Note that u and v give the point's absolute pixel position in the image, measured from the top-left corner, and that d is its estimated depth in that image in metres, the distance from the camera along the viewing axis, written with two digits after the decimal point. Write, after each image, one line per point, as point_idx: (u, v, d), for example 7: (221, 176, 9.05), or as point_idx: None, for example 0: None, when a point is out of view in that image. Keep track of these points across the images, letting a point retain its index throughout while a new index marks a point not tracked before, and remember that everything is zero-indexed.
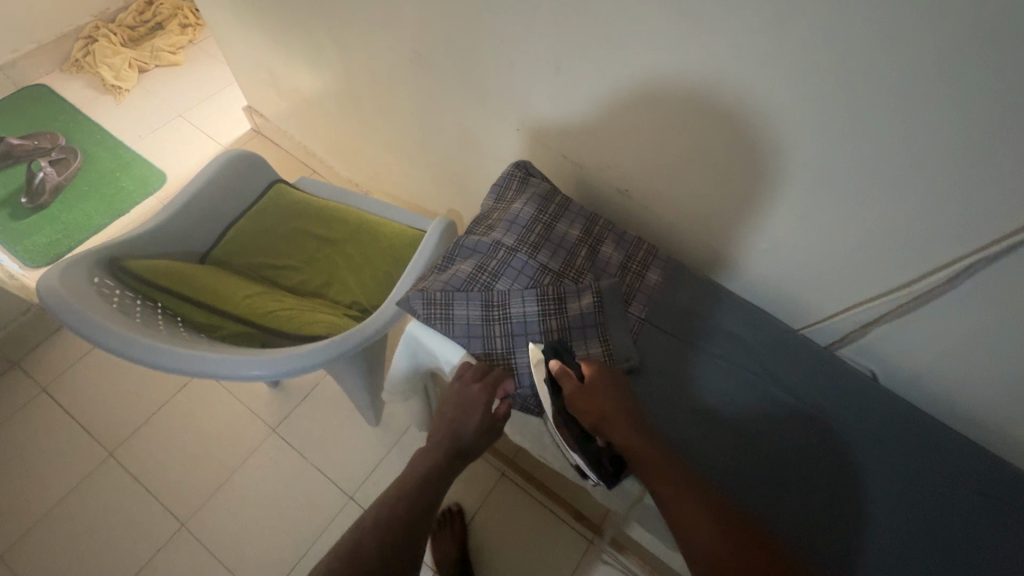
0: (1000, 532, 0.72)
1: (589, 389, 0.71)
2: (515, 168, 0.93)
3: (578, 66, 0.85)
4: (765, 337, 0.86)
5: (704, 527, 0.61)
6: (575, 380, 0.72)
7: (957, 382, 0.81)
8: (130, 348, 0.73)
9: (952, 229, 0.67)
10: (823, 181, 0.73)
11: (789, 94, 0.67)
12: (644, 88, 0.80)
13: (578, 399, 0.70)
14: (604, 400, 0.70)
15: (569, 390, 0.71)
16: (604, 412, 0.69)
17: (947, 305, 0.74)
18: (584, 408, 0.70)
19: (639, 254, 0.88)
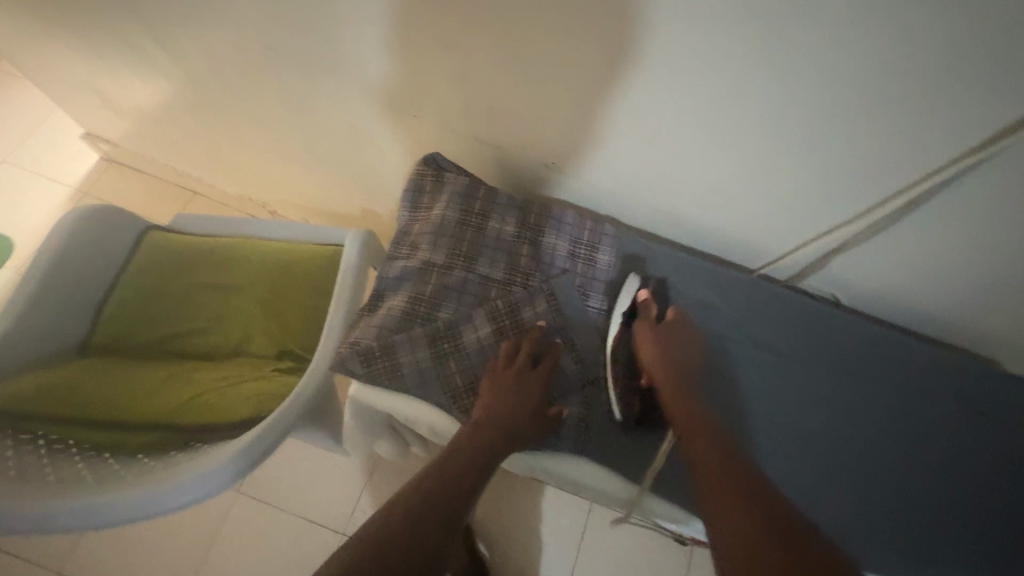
0: (982, 432, 0.73)
1: (661, 331, 0.70)
2: (425, 166, 0.80)
3: (472, 38, 0.71)
4: (727, 293, 0.79)
5: (719, 489, 0.53)
6: (651, 320, 0.70)
7: (911, 293, 0.81)
8: (32, 520, 0.61)
9: (912, 152, 0.62)
10: (772, 125, 0.66)
11: (721, 38, 0.58)
12: (558, 56, 0.68)
13: (644, 339, 0.70)
14: (668, 343, 0.69)
15: (637, 325, 0.71)
16: (665, 358, 0.67)
17: (906, 227, 0.71)
18: (647, 348, 0.69)
19: (586, 235, 0.77)
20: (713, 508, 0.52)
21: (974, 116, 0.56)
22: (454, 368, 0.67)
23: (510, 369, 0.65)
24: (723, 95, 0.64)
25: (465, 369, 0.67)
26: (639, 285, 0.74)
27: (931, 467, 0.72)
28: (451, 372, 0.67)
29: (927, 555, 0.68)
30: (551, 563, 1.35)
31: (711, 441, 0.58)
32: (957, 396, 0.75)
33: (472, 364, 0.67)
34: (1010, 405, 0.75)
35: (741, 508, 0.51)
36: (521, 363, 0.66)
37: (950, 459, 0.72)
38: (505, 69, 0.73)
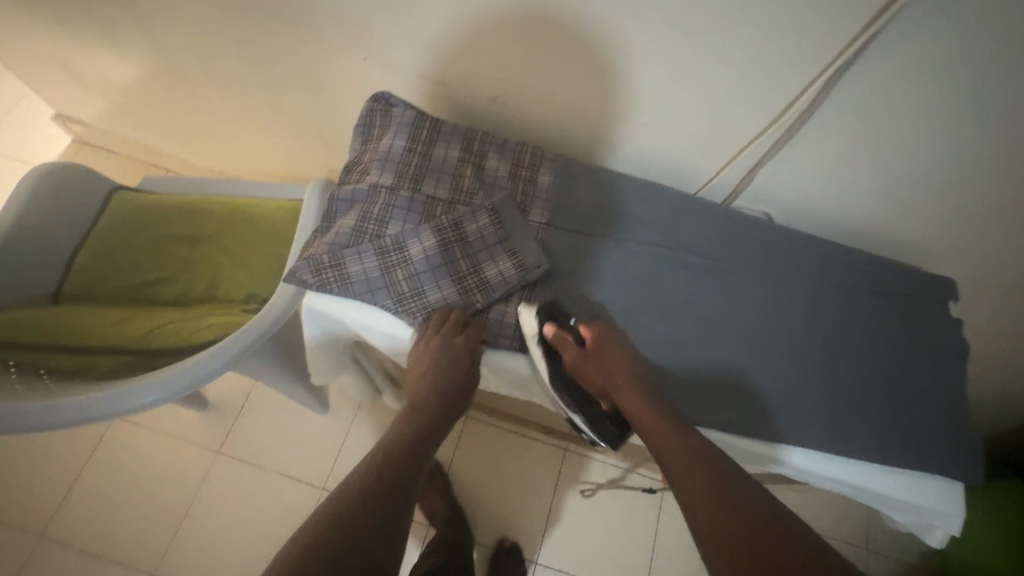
0: (898, 321, 0.79)
1: (590, 358, 0.70)
2: (374, 102, 0.85)
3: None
4: (661, 207, 0.82)
5: (694, 493, 0.56)
6: (573, 348, 0.70)
7: (835, 201, 0.87)
8: (5, 418, 0.69)
9: (817, 40, 0.66)
10: (689, 27, 0.70)
11: None
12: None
13: (582, 371, 0.69)
14: (603, 370, 0.68)
15: (568, 357, 0.70)
16: (610, 383, 0.67)
17: (821, 125, 0.76)
18: (590, 376, 0.70)
19: (526, 159, 0.82)
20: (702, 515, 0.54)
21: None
22: (400, 276, 0.71)
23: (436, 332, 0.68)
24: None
25: (411, 277, 0.71)
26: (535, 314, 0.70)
27: (852, 353, 0.77)
28: (397, 280, 0.71)
29: (848, 428, 0.72)
30: (528, 507, 1.39)
31: (681, 446, 0.60)
32: (877, 291, 0.81)
33: (417, 273, 0.71)
34: (921, 299, 0.81)
35: (722, 511, 0.53)
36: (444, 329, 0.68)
37: (869, 345, 0.77)
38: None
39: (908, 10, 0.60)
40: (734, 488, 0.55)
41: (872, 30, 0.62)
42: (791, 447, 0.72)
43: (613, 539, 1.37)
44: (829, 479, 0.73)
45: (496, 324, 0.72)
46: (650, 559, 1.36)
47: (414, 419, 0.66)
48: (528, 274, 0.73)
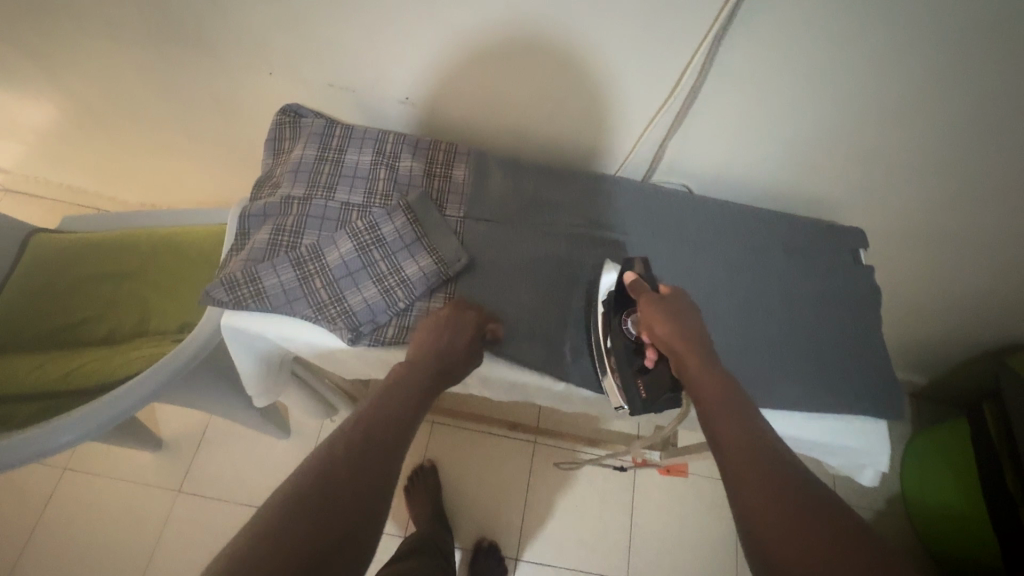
0: (811, 272, 0.82)
1: (667, 307, 0.64)
2: (282, 116, 0.84)
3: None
4: (576, 190, 0.84)
5: (740, 472, 0.49)
6: (650, 295, 0.65)
7: (742, 164, 0.91)
8: None
9: (698, 7, 0.68)
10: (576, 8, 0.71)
11: None
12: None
13: (653, 315, 0.63)
14: (678, 317, 0.63)
15: (641, 301, 0.65)
16: (678, 336, 0.61)
17: (717, 90, 0.79)
18: (657, 326, 0.63)
19: (439, 156, 0.82)
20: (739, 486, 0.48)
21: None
22: (319, 284, 0.70)
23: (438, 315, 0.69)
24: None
25: (330, 284, 0.71)
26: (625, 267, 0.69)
27: (772, 307, 0.80)
28: (316, 289, 0.70)
29: (775, 380, 0.75)
30: (504, 505, 1.39)
31: (735, 417, 0.54)
32: (789, 247, 0.84)
33: (336, 279, 0.71)
34: (830, 250, 0.84)
35: (766, 486, 0.47)
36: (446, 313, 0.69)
37: (787, 298, 0.80)
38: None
39: None
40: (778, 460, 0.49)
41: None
42: None
43: (590, 523, 1.38)
44: (806, 442, 0.75)
45: (419, 319, 0.71)
46: (628, 539, 1.37)
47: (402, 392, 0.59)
48: (448, 268, 0.74)
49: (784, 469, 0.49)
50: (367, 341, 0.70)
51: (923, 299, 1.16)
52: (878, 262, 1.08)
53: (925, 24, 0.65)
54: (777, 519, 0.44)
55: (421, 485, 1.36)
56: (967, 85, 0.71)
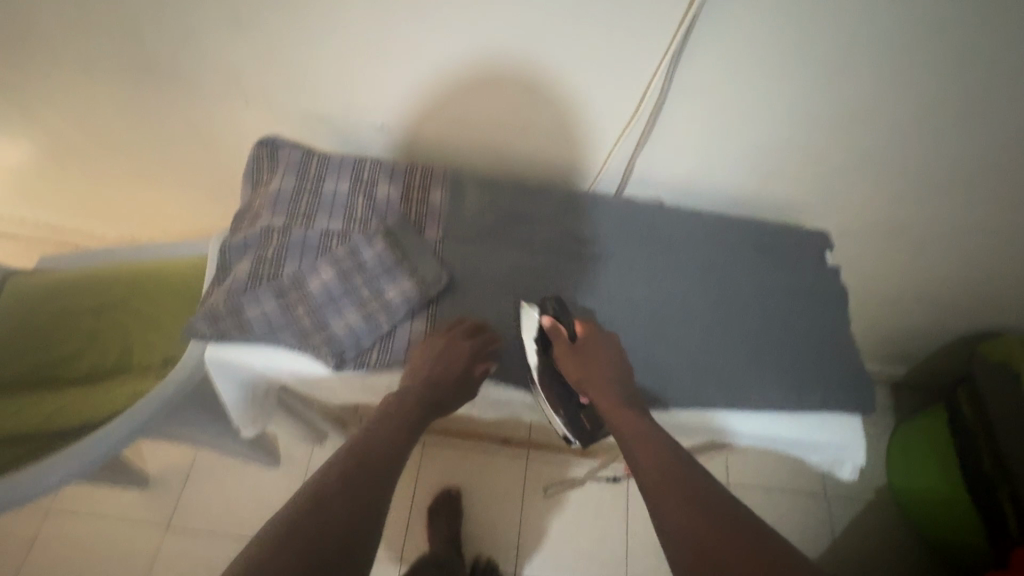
0: (781, 274, 0.85)
1: (580, 351, 0.71)
2: (259, 147, 0.85)
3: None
4: (551, 207, 0.86)
5: (668, 499, 0.54)
6: (564, 341, 0.71)
7: (709, 174, 0.94)
8: None
9: (655, 21, 0.72)
10: (541, 27, 0.75)
11: None
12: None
13: (565, 362, 0.71)
14: (590, 362, 0.70)
15: (557, 351, 0.72)
16: (591, 377, 0.68)
17: (679, 104, 0.83)
18: (574, 371, 0.70)
19: (416, 180, 0.84)
20: (661, 510, 0.54)
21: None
22: (302, 312, 0.72)
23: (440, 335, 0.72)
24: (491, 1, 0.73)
25: (312, 311, 0.72)
26: (539, 313, 0.74)
27: (745, 310, 0.82)
28: (299, 317, 0.71)
29: (753, 380, 0.77)
30: (499, 521, 1.39)
31: (656, 445, 0.59)
32: (760, 251, 0.87)
33: (319, 306, 0.72)
34: (798, 252, 0.88)
35: (684, 511, 0.53)
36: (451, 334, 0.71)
37: (759, 301, 0.83)
38: (306, 24, 0.80)
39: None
40: (709, 495, 0.54)
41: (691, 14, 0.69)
42: (700, 412, 0.76)
43: (587, 534, 1.38)
44: (789, 442, 0.77)
45: (403, 342, 0.73)
46: (626, 547, 1.37)
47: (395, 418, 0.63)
48: (429, 289, 0.75)
49: (705, 493, 0.54)
50: (352, 367, 0.71)
51: (892, 293, 1.20)
52: (846, 260, 1.12)
53: (865, 25, 0.69)
54: (712, 543, 0.49)
55: (445, 508, 1.36)
56: (910, 83, 0.76)
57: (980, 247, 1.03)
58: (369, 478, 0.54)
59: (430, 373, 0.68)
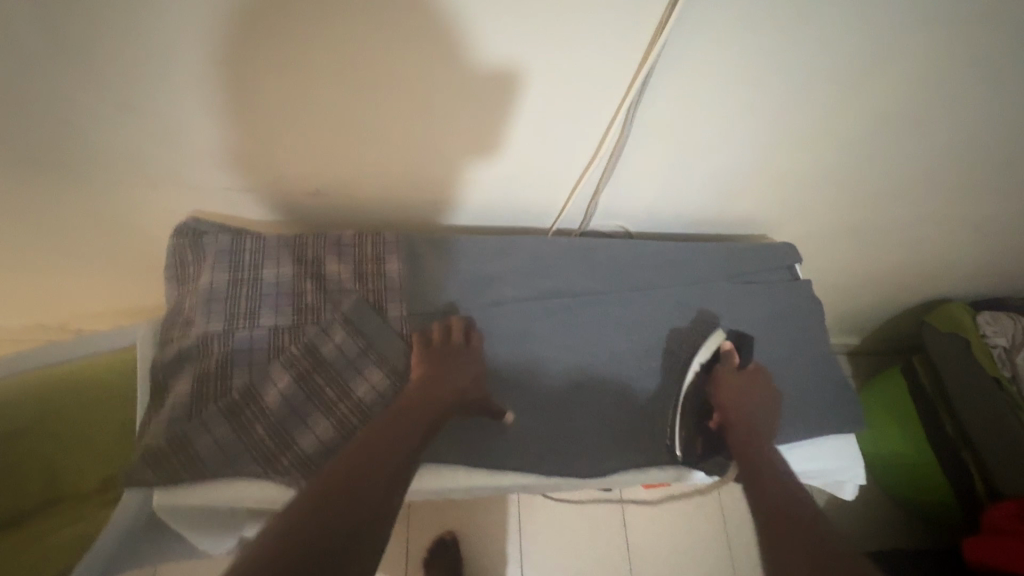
0: (758, 296, 0.85)
1: (745, 378, 0.75)
2: (178, 236, 0.74)
3: (169, 71, 0.64)
4: (519, 261, 0.81)
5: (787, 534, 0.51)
6: (732, 367, 0.76)
7: (671, 200, 0.92)
8: None
9: (616, 62, 0.67)
10: (495, 79, 0.68)
11: (388, 37, 0.62)
12: (268, 60, 0.65)
13: (727, 382, 0.74)
14: (750, 391, 0.73)
15: (718, 373, 0.75)
16: (745, 404, 0.71)
17: (639, 143, 0.79)
18: (730, 393, 0.73)
19: (368, 251, 0.76)
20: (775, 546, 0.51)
21: (648, 8, 0.60)
22: (262, 431, 0.63)
23: (445, 345, 0.71)
24: (438, 57, 0.65)
25: (275, 428, 0.63)
26: (724, 337, 0.78)
27: (730, 342, 0.81)
28: (260, 437, 0.63)
29: None
30: None
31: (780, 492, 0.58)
32: (734, 276, 0.86)
33: (280, 420, 0.64)
34: (770, 271, 0.87)
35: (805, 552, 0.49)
36: (455, 341, 0.71)
37: (741, 330, 0.82)
38: (222, 95, 0.68)
39: (669, 44, 0.65)
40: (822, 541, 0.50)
41: (647, 68, 0.67)
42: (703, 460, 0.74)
43: None
44: (790, 472, 0.77)
45: None
46: None
47: (410, 411, 0.62)
48: (403, 377, 0.68)
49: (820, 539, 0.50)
50: None
51: (850, 280, 1.24)
52: (805, 257, 1.14)
53: (833, 49, 0.67)
54: None
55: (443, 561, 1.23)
56: (871, 97, 0.75)
57: (924, 232, 1.08)
58: (384, 473, 0.53)
59: (429, 368, 0.68)
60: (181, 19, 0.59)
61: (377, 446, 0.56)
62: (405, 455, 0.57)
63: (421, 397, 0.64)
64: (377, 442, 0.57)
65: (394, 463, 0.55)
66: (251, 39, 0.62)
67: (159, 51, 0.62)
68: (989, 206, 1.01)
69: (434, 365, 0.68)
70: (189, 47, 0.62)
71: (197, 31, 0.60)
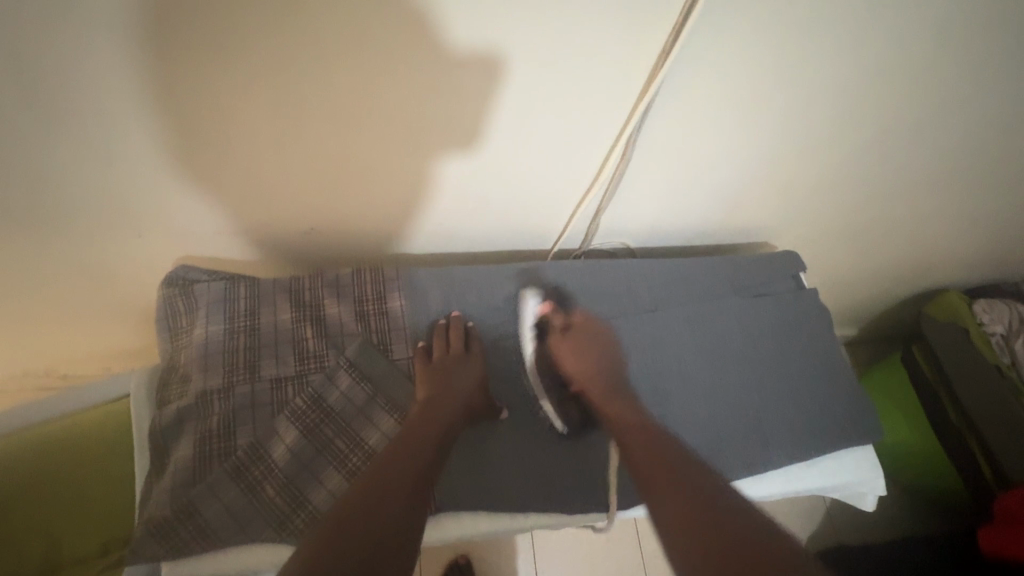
0: (768, 308, 0.84)
1: (574, 339, 0.75)
2: (169, 287, 0.71)
3: (160, 117, 0.61)
4: (526, 288, 0.79)
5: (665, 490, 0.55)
6: (559, 331, 0.76)
7: (672, 214, 0.91)
8: None
9: (616, 88, 0.66)
10: (493, 110, 0.67)
11: (385, 79, 0.61)
12: (258, 105, 0.62)
13: (563, 350, 0.75)
14: (584, 352, 0.74)
15: (551, 341, 0.76)
16: (583, 364, 0.73)
17: (639, 163, 0.78)
18: (568, 359, 0.74)
19: (368, 289, 0.73)
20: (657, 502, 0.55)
21: (652, 32, 0.59)
22: (273, 491, 0.61)
23: (445, 358, 0.69)
24: (435, 93, 0.63)
25: (286, 487, 0.61)
26: (539, 300, 0.77)
27: (744, 358, 0.80)
28: (271, 498, 0.60)
29: (767, 435, 0.76)
30: None
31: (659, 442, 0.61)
32: (743, 289, 0.85)
33: (291, 478, 0.61)
34: (777, 281, 0.86)
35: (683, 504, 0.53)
36: (455, 351, 0.70)
37: (754, 344, 0.81)
38: (207, 141, 0.66)
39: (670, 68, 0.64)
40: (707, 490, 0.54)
41: (649, 94, 0.66)
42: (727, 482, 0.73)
43: None
44: (814, 487, 0.77)
45: None
46: None
47: (422, 429, 0.61)
48: None
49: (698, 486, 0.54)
50: None
51: (848, 277, 1.24)
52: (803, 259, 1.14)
53: (841, 56, 0.66)
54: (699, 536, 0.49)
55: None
56: (873, 103, 0.75)
57: (920, 229, 1.09)
58: (401, 497, 0.52)
59: (434, 378, 0.67)
60: (170, 66, 0.56)
61: (390, 468, 0.55)
62: (422, 478, 0.56)
63: (428, 409, 0.63)
64: (390, 465, 0.55)
65: (408, 486, 0.54)
66: (250, 79, 0.59)
67: (147, 96, 0.58)
68: (982, 200, 1.02)
69: (441, 375, 0.67)
70: (175, 97, 0.59)
71: (184, 81, 0.58)
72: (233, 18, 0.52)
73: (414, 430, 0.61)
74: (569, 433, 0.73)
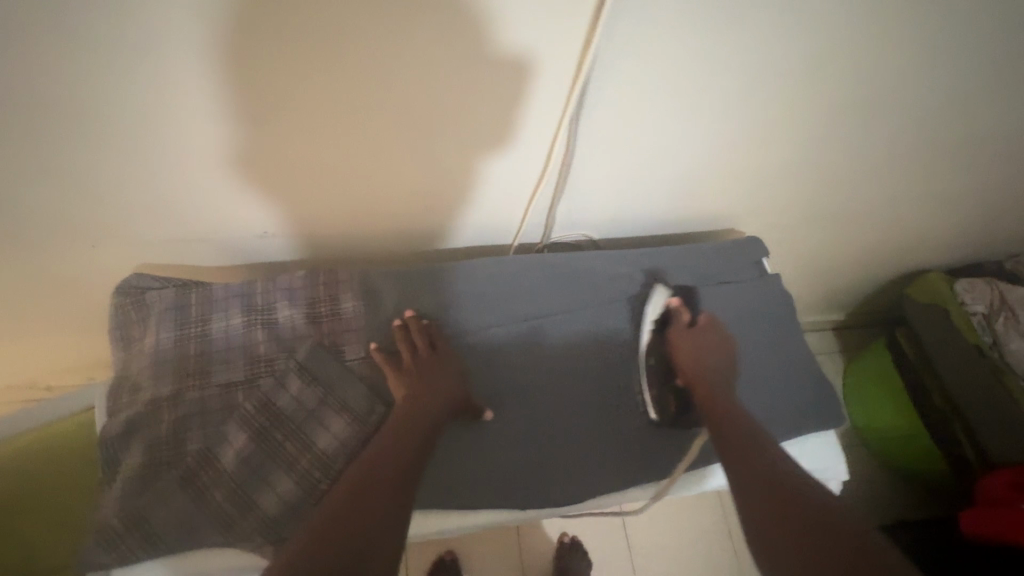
0: (728, 296, 0.83)
1: (695, 336, 0.75)
2: (121, 296, 0.71)
3: (92, 128, 0.61)
4: (481, 284, 0.78)
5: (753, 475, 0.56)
6: (684, 325, 0.76)
7: (631, 205, 0.90)
8: None
9: (550, 78, 0.65)
10: (430, 105, 0.66)
11: (309, 78, 0.60)
12: (189, 111, 0.62)
13: (682, 342, 0.75)
14: (707, 347, 0.74)
15: (672, 333, 0.76)
16: (698, 360, 0.73)
17: (589, 154, 0.77)
18: (684, 356, 0.74)
19: (319, 291, 0.73)
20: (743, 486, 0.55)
21: (577, 20, 0.59)
22: (222, 496, 0.61)
23: (425, 354, 0.69)
24: (367, 90, 0.63)
25: (235, 491, 0.61)
26: (667, 293, 0.80)
27: None
28: (220, 503, 0.60)
29: None
30: None
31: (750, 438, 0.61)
32: (702, 277, 0.84)
33: (241, 483, 0.61)
34: (739, 267, 0.85)
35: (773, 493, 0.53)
36: (426, 351, 0.70)
37: None
38: (143, 149, 0.66)
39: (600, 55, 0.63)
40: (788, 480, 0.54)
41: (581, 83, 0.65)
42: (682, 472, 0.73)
43: None
44: None
45: None
46: None
47: (400, 432, 0.61)
48: (366, 422, 0.66)
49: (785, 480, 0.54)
50: None
51: (825, 262, 1.22)
52: (776, 246, 1.12)
53: (780, 37, 0.65)
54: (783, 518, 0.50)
55: None
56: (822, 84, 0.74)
57: (893, 210, 1.06)
58: (382, 500, 0.53)
59: (426, 376, 0.67)
60: (92, 74, 0.56)
61: (369, 472, 0.55)
62: (404, 478, 0.56)
63: (412, 411, 0.64)
64: (372, 469, 0.56)
65: (389, 488, 0.54)
66: (206, 78, 0.58)
67: (75, 106, 0.58)
68: (954, 178, 0.99)
69: (428, 372, 0.67)
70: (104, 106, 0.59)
71: (110, 89, 0.58)
72: (156, 22, 0.52)
73: (394, 433, 0.61)
74: (664, 424, 0.74)
